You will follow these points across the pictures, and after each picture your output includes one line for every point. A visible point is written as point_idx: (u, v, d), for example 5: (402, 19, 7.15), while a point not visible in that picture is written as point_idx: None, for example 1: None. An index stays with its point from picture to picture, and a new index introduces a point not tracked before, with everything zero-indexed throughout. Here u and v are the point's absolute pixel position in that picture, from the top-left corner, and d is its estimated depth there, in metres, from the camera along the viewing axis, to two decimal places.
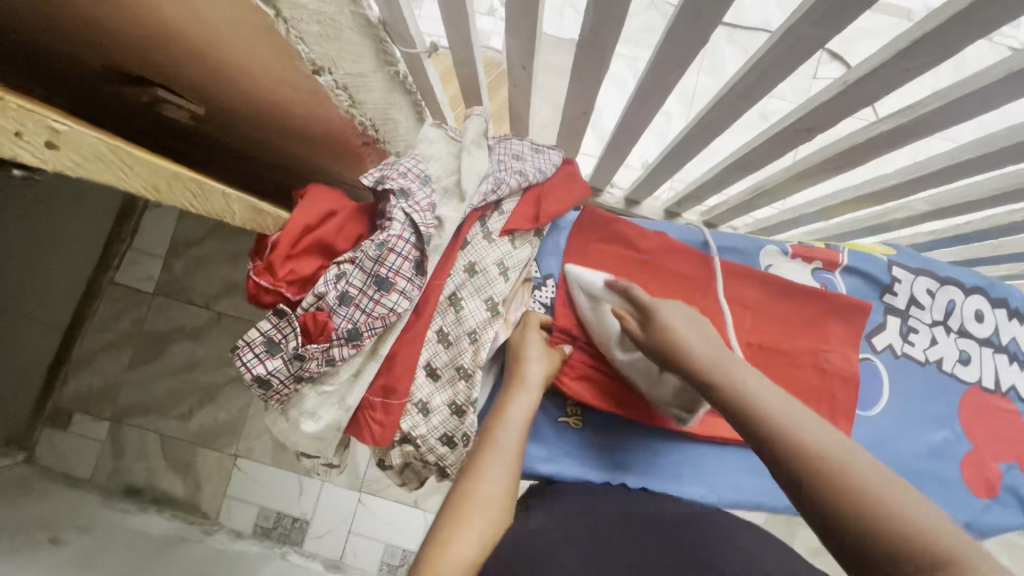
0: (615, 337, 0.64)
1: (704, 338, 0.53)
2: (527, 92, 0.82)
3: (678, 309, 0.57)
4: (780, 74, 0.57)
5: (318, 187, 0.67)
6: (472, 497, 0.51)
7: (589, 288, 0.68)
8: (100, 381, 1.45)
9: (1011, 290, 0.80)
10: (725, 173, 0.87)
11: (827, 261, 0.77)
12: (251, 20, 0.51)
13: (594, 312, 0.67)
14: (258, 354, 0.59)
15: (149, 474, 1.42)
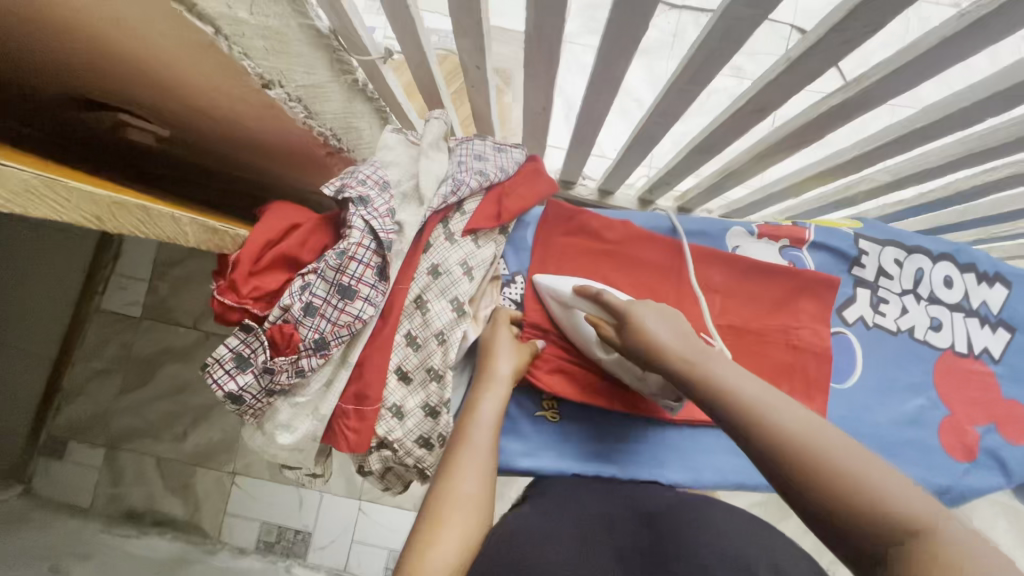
0: (595, 341, 0.64)
1: (677, 335, 0.54)
2: (486, 91, 0.82)
3: (653, 309, 0.57)
4: (724, 56, 0.57)
5: (281, 206, 0.68)
6: (453, 497, 0.51)
7: (559, 297, 0.66)
8: (93, 409, 1.45)
9: (978, 253, 0.80)
10: (689, 158, 0.87)
11: (794, 238, 0.78)
12: (191, 38, 0.52)
13: (567, 317, 0.66)
14: (228, 371, 0.59)
15: (149, 497, 1.43)
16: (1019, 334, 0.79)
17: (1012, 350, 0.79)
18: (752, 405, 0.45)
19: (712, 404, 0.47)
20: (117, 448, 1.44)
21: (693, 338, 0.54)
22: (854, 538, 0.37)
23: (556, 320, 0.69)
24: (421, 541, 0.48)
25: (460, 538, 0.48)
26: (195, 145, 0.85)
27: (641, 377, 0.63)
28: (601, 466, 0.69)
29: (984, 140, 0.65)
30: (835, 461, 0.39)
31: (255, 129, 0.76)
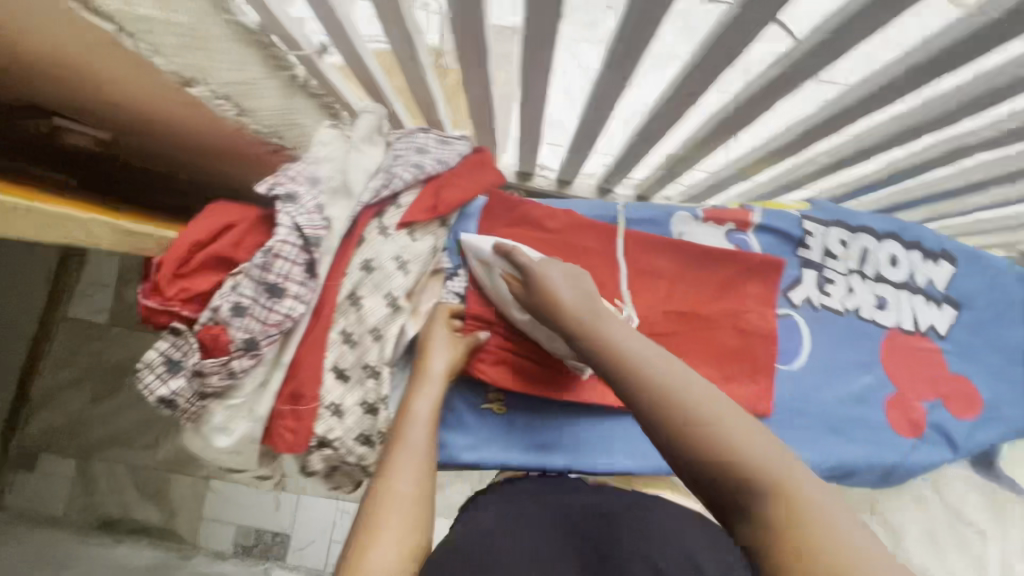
0: (512, 301, 0.64)
1: (580, 294, 0.53)
2: (426, 84, 0.80)
3: (562, 269, 0.57)
4: (646, 39, 0.56)
5: (218, 206, 0.67)
6: (391, 496, 0.52)
7: (482, 257, 0.66)
8: (63, 419, 1.41)
9: (924, 231, 0.80)
10: (636, 145, 0.86)
11: (739, 222, 0.78)
12: (88, 35, 0.51)
13: (489, 277, 0.66)
14: (159, 375, 0.58)
15: (123, 505, 1.40)
16: (965, 310, 0.79)
17: (958, 326, 0.79)
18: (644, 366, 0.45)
19: (600, 357, 0.48)
20: (90, 457, 1.41)
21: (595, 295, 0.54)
22: (734, 505, 0.39)
23: (486, 290, 0.69)
24: (359, 544, 0.48)
25: (399, 538, 0.49)
26: (140, 150, 0.83)
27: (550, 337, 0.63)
28: (547, 457, 0.69)
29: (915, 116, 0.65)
30: (724, 432, 0.41)
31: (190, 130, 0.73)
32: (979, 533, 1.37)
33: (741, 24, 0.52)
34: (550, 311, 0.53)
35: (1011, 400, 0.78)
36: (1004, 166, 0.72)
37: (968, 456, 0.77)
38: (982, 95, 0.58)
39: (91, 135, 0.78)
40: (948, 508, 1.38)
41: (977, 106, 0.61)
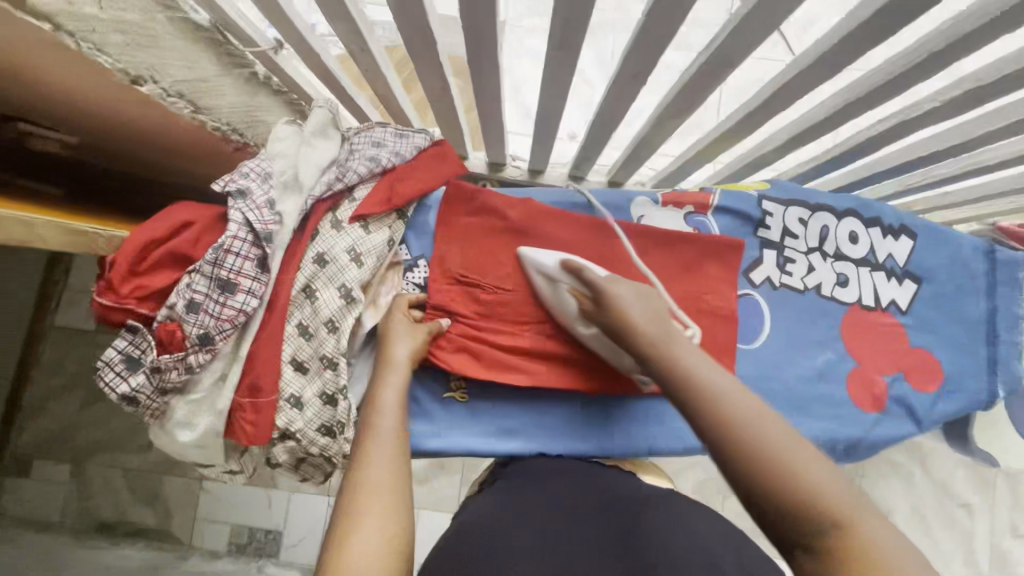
0: (575, 314, 0.68)
1: (650, 315, 0.58)
2: (381, 76, 0.80)
3: (632, 288, 0.61)
4: (579, 24, 0.56)
5: (179, 205, 0.68)
6: (364, 484, 0.51)
7: (543, 269, 0.70)
8: (56, 425, 1.42)
9: (884, 207, 0.80)
10: (596, 131, 0.86)
11: (698, 205, 0.78)
12: (36, 36, 0.53)
13: (550, 289, 0.70)
14: (119, 373, 0.59)
15: (118, 508, 1.42)
16: (926, 284, 0.80)
17: (919, 300, 0.79)
18: (718, 394, 0.48)
19: (675, 381, 0.52)
20: (83, 462, 1.42)
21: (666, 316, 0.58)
22: (790, 527, 0.41)
23: (541, 298, 0.72)
24: (341, 531, 0.47)
25: (382, 524, 0.48)
26: (111, 151, 0.85)
27: (619, 351, 0.68)
28: (509, 441, 0.71)
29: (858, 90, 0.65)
30: (780, 459, 0.43)
31: (155, 126, 0.76)
32: (965, 507, 1.38)
33: (661, 12, 0.52)
34: (622, 328, 0.58)
35: (973, 371, 0.79)
36: (955, 138, 0.72)
37: (932, 428, 0.78)
38: (919, 63, 0.59)
39: (58, 139, 0.80)
40: (934, 484, 1.38)
41: (919, 78, 0.61)
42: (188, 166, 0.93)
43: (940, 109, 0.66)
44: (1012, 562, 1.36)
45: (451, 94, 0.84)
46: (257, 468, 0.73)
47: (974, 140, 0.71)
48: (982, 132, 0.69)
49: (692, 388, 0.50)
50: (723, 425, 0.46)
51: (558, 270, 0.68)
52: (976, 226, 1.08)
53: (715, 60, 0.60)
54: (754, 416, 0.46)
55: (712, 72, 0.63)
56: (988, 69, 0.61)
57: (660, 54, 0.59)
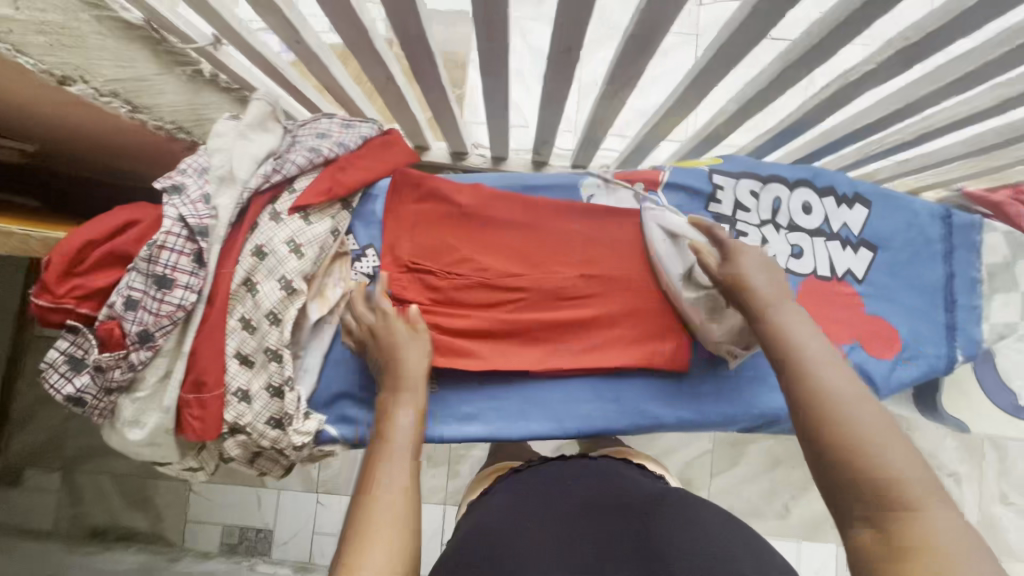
0: (680, 273, 0.71)
1: (772, 286, 0.61)
2: (323, 67, 0.80)
3: (754, 259, 0.63)
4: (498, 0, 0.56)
5: (125, 206, 0.68)
6: (373, 505, 0.48)
7: (671, 227, 0.72)
8: (45, 434, 1.42)
9: (837, 175, 0.80)
10: (545, 111, 0.86)
11: (648, 181, 0.78)
12: None
13: (671, 246, 0.72)
14: (64, 374, 0.60)
15: (110, 514, 1.42)
16: (882, 252, 0.79)
17: (875, 268, 0.79)
18: (820, 371, 0.50)
19: (785, 351, 0.54)
20: (74, 470, 1.42)
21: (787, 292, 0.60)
22: (862, 503, 0.42)
23: (652, 256, 0.74)
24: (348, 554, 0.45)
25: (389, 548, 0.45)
26: (66, 156, 0.83)
27: (715, 318, 0.70)
28: (463, 426, 0.70)
29: (790, 55, 0.65)
30: (867, 438, 0.44)
31: (95, 131, 0.77)
32: (952, 476, 1.36)
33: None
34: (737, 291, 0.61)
35: (932, 337, 0.78)
36: (900, 101, 0.72)
37: (891, 397, 0.77)
38: (842, 23, 0.57)
39: (17, 149, 0.77)
40: (922, 456, 1.35)
41: (847, 40, 0.60)
42: (145, 165, 0.93)
43: (873, 73, 0.65)
44: (1001, 529, 1.35)
45: (397, 82, 0.83)
46: (220, 463, 0.72)
47: (917, 104, 0.71)
48: (922, 93, 0.69)
49: (798, 359, 0.52)
50: (818, 399, 0.48)
51: (687, 228, 0.71)
52: (940, 193, 1.07)
53: (641, 32, 0.60)
54: (855, 397, 0.48)
55: (642, 45, 0.62)
56: (916, 27, 0.59)
57: (585, 27, 0.59)
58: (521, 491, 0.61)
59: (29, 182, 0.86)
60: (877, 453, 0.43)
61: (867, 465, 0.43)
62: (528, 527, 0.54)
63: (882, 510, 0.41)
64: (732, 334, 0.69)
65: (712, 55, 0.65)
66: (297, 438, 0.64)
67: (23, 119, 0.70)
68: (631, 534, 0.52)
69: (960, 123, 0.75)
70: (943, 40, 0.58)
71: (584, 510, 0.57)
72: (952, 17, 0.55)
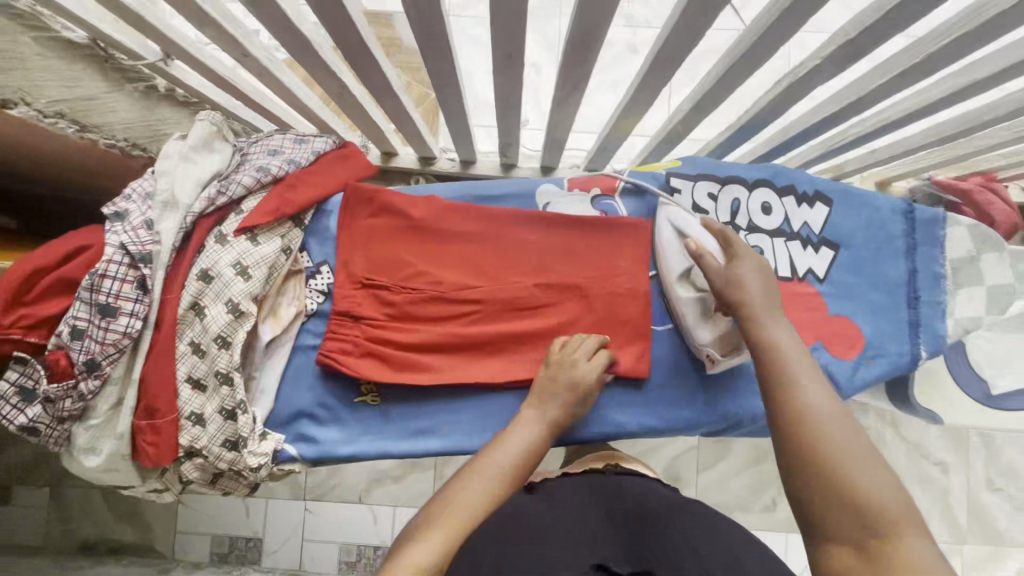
0: (676, 274, 0.71)
1: (767, 298, 0.60)
2: (276, 81, 0.79)
3: (754, 265, 0.63)
4: (430, 6, 0.56)
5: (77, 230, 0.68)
6: (448, 508, 0.51)
7: (679, 222, 0.72)
8: (31, 449, 1.40)
9: (797, 173, 0.79)
10: (503, 117, 0.85)
11: (605, 187, 0.78)
12: None
13: (670, 243, 0.72)
14: (15, 405, 0.59)
15: (100, 527, 1.40)
16: (843, 250, 0.79)
17: (837, 266, 0.79)
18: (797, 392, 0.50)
19: (767, 368, 0.54)
20: (62, 483, 1.39)
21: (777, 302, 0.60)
22: (842, 528, 0.41)
23: (657, 251, 0.74)
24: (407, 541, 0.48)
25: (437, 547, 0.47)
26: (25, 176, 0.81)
27: (707, 319, 0.69)
28: (423, 441, 0.70)
29: (735, 52, 0.64)
30: (843, 462, 0.44)
31: (50, 154, 0.77)
32: (940, 464, 1.35)
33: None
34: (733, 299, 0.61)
35: (895, 334, 0.77)
36: (853, 94, 0.71)
37: (856, 396, 0.76)
38: (777, 20, 0.57)
39: None
40: (908, 444, 1.35)
41: (787, 36, 0.60)
42: (104, 181, 0.92)
43: (821, 68, 0.65)
44: (989, 515, 1.34)
45: (352, 93, 0.83)
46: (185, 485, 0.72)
47: (870, 97, 0.70)
48: (874, 85, 0.68)
49: (778, 378, 0.52)
50: (796, 422, 0.48)
51: (695, 227, 0.70)
52: (912, 182, 1.06)
53: (579, 31, 0.59)
54: (835, 419, 0.47)
55: (584, 43, 0.61)
56: (854, 22, 0.58)
57: (523, 31, 0.59)
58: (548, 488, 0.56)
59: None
60: (861, 476, 0.42)
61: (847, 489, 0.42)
62: (564, 524, 0.49)
63: (864, 532, 0.40)
64: (718, 337, 0.69)
65: (658, 53, 0.64)
66: (252, 460, 0.64)
67: None
68: (645, 539, 0.48)
69: (917, 114, 0.74)
70: (884, 34, 0.57)
71: (611, 519, 0.52)
72: (887, 12, 0.54)
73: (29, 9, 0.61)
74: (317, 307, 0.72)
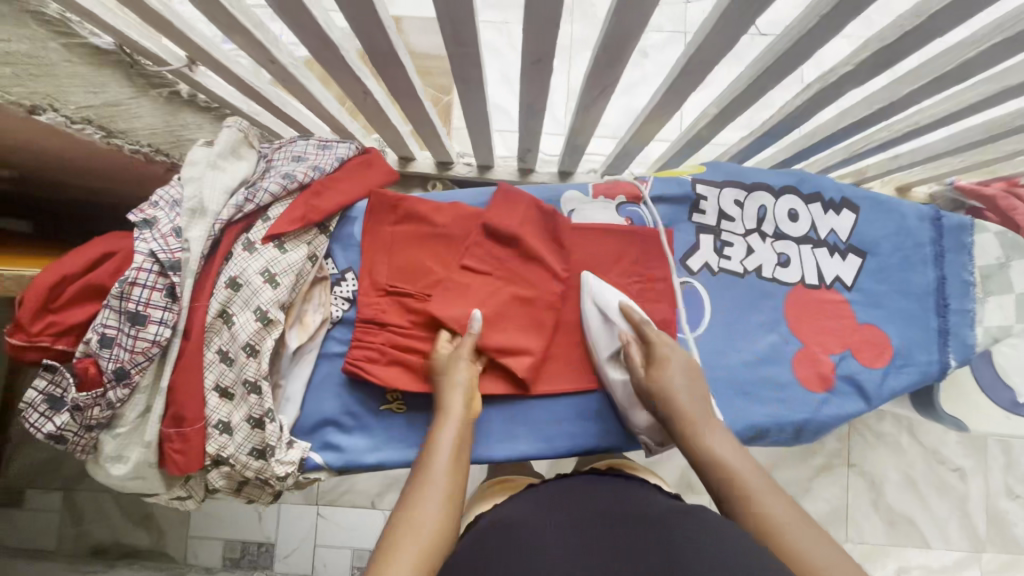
0: (605, 358, 0.69)
1: (694, 398, 0.59)
2: (301, 87, 0.79)
3: (678, 363, 0.61)
4: (464, 13, 0.56)
5: (107, 238, 0.67)
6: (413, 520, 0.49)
7: (602, 304, 0.69)
8: (45, 454, 1.36)
9: (824, 180, 0.78)
10: (525, 122, 0.85)
11: (630, 194, 0.77)
12: None
13: (600, 326, 0.69)
14: (43, 413, 0.59)
15: (112, 532, 1.37)
16: (870, 257, 0.78)
17: (864, 274, 0.78)
18: (752, 507, 0.49)
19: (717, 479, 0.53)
20: (74, 489, 1.36)
21: (706, 401, 0.60)
22: None
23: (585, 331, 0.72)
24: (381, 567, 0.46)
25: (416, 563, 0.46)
26: (51, 179, 0.83)
27: (637, 405, 0.67)
28: None
29: (767, 59, 0.64)
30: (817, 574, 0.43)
31: (77, 159, 0.78)
32: (958, 471, 1.34)
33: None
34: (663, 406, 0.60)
35: (924, 342, 0.77)
36: (882, 100, 0.71)
37: (884, 404, 0.76)
38: (814, 27, 0.56)
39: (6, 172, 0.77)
40: (926, 451, 1.33)
41: (821, 42, 0.59)
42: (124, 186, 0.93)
43: (854, 73, 0.64)
44: (1008, 524, 1.32)
45: (375, 98, 0.83)
46: (208, 492, 0.71)
47: (898, 103, 0.70)
48: (904, 92, 0.67)
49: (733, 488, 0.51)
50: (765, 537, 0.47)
51: (616, 312, 0.68)
52: (933, 188, 1.05)
53: (612, 38, 0.59)
54: (794, 524, 0.47)
55: (616, 49, 0.61)
56: (892, 28, 0.58)
57: (555, 38, 0.59)
58: (534, 504, 0.56)
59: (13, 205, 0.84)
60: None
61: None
62: (540, 527, 0.49)
63: None
64: (649, 426, 0.67)
65: (689, 59, 0.64)
66: (280, 468, 0.64)
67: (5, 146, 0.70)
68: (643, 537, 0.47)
69: (944, 121, 0.74)
70: (919, 41, 0.57)
71: (599, 517, 0.51)
72: (924, 19, 0.53)
73: (59, 16, 0.60)
74: (342, 314, 0.71)
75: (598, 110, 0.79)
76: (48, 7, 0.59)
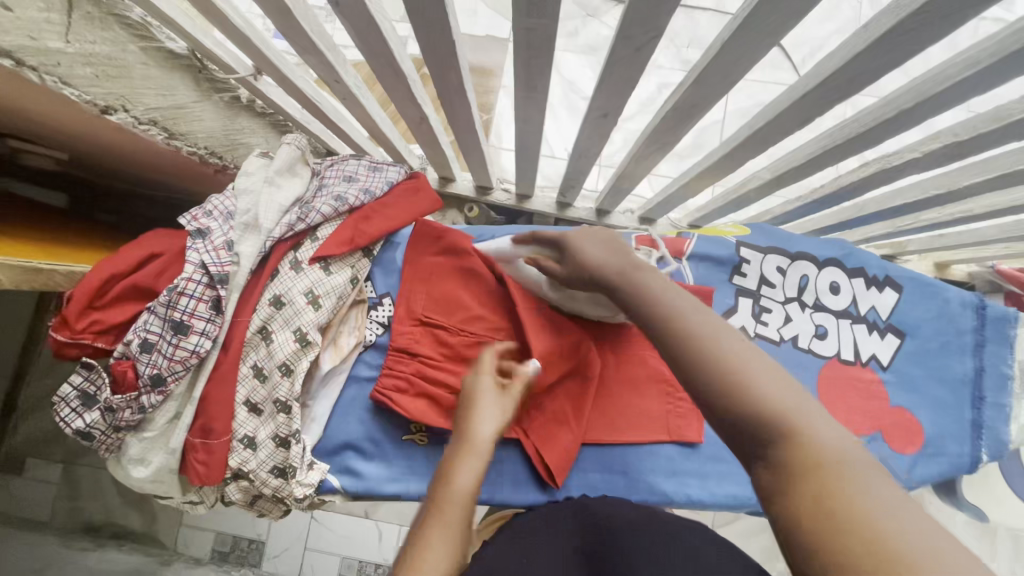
0: (542, 281, 0.66)
1: (615, 252, 0.51)
2: (360, 106, 0.80)
3: (593, 233, 0.54)
4: (541, 64, 0.56)
5: (157, 233, 0.68)
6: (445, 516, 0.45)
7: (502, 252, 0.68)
8: (53, 423, 1.26)
9: (868, 257, 0.78)
10: (576, 162, 0.85)
11: (673, 249, 0.75)
12: (6, 74, 0.51)
13: (515, 270, 0.68)
14: (74, 409, 0.58)
15: (107, 510, 1.27)
16: (910, 340, 0.78)
17: (902, 356, 0.77)
18: (676, 314, 0.40)
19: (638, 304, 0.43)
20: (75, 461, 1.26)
21: (627, 251, 0.50)
22: (750, 441, 0.33)
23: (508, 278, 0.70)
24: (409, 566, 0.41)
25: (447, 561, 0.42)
26: (96, 158, 0.84)
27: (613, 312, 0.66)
28: None
29: (835, 138, 0.63)
30: (730, 356, 0.36)
31: (133, 149, 0.78)
32: None
33: (623, 57, 0.50)
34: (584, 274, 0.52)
35: (957, 434, 0.76)
36: (943, 186, 0.70)
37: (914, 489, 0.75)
38: (889, 118, 0.56)
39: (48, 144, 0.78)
40: None
41: (893, 130, 0.59)
42: (173, 175, 0.94)
43: (921, 160, 0.63)
44: None
45: (430, 122, 0.84)
46: (219, 499, 0.70)
47: (957, 192, 0.69)
48: (965, 183, 0.67)
49: (650, 308, 0.42)
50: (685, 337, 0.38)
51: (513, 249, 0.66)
52: (972, 268, 1.05)
53: (684, 103, 0.59)
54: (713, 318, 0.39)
55: (683, 113, 0.62)
56: (966, 125, 0.57)
57: (626, 97, 0.59)
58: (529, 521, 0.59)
59: (66, 164, 0.88)
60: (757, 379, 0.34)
61: (743, 395, 0.34)
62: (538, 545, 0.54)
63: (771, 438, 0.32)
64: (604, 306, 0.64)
65: (755, 128, 0.63)
66: (298, 490, 0.64)
67: (61, 130, 0.70)
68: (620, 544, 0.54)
69: (996, 212, 0.74)
70: (993, 140, 0.57)
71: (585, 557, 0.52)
72: (1004, 123, 0.53)
73: (141, 21, 0.60)
74: (375, 339, 0.72)
75: (652, 161, 0.80)
76: (132, 12, 0.59)
